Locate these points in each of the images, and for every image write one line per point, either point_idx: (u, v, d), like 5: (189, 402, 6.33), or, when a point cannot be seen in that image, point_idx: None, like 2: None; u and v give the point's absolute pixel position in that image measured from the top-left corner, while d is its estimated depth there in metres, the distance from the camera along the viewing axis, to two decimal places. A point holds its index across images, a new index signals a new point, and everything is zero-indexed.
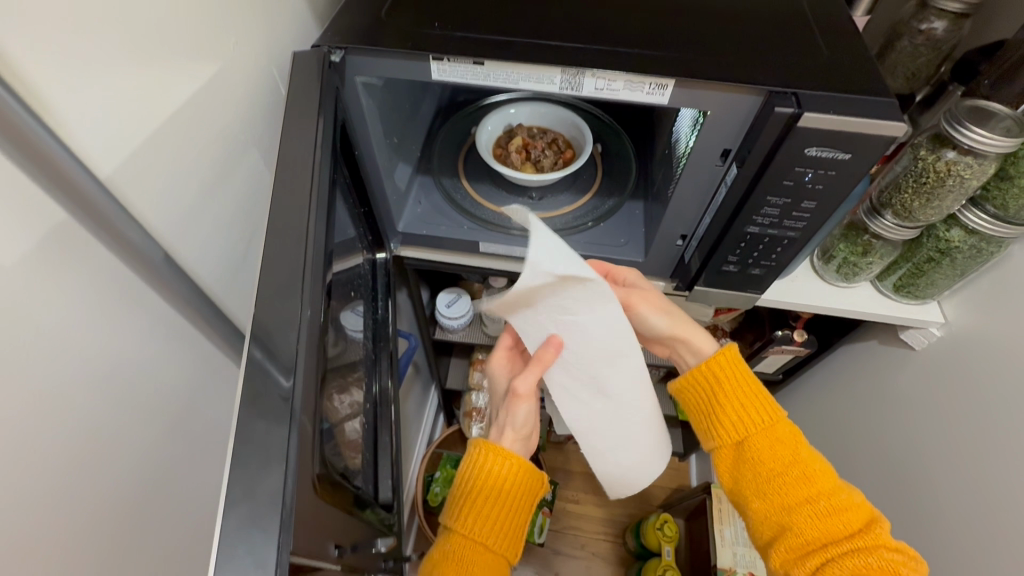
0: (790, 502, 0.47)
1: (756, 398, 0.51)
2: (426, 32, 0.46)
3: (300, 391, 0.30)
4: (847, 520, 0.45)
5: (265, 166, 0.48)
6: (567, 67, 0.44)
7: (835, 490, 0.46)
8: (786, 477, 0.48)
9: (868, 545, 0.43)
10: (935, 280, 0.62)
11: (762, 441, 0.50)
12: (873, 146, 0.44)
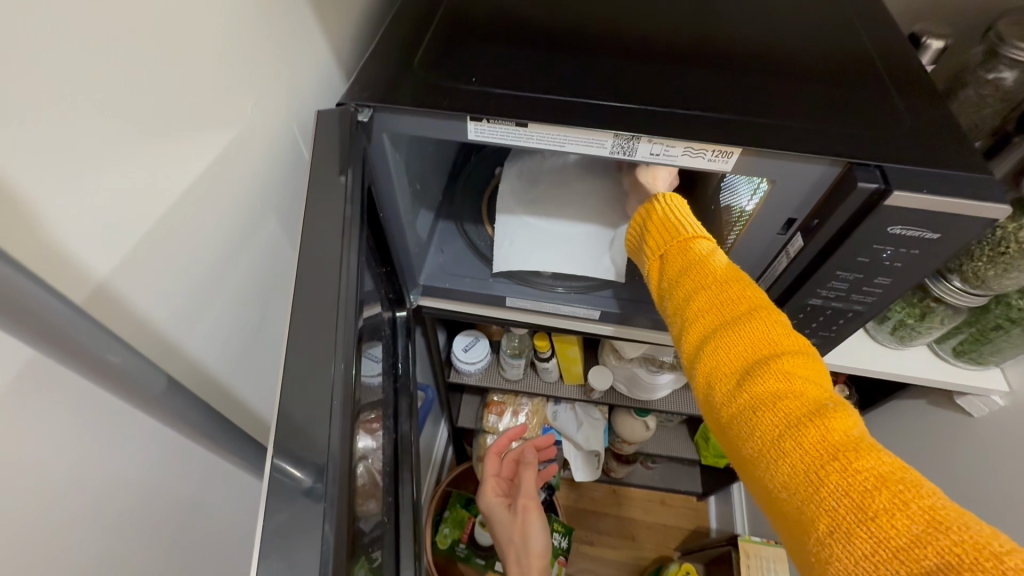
0: (704, 323, 0.38)
1: (672, 216, 0.46)
2: (461, 88, 0.43)
3: (333, 532, 0.26)
4: (773, 363, 0.33)
5: (282, 226, 0.45)
6: (620, 132, 0.40)
7: (759, 333, 0.36)
8: (704, 297, 0.39)
9: (801, 410, 0.31)
10: (1002, 348, 0.59)
11: (676, 249, 0.43)
12: (969, 227, 0.38)
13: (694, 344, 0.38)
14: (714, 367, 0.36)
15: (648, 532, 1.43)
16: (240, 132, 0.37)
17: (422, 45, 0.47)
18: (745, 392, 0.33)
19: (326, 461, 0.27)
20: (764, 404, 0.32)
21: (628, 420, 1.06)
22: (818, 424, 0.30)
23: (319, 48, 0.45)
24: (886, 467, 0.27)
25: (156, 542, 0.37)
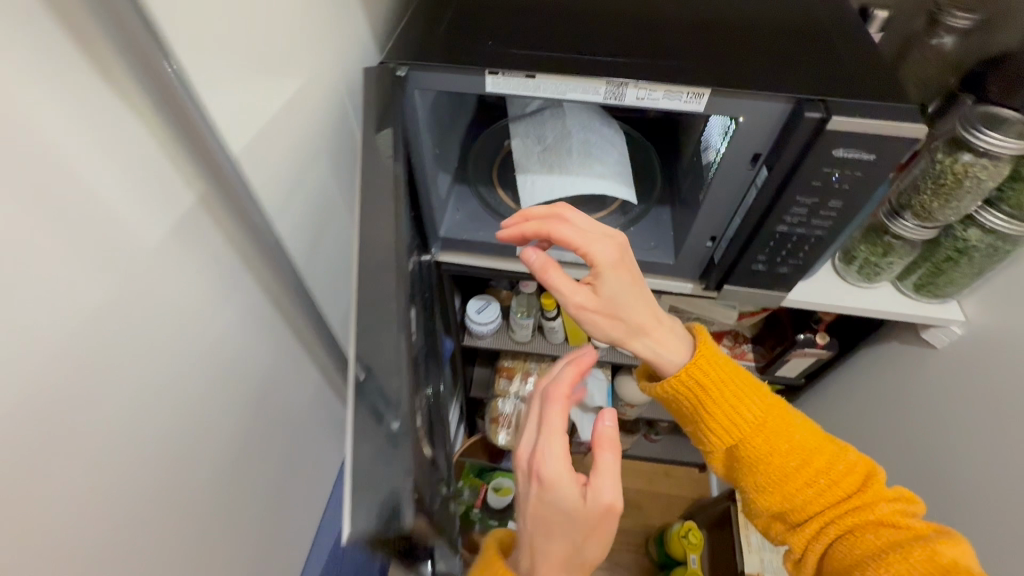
0: (811, 521, 0.52)
1: (724, 362, 0.58)
2: (479, 50, 0.51)
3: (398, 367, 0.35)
4: (852, 500, 0.51)
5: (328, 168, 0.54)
6: (610, 79, 0.48)
7: (844, 477, 0.52)
8: (796, 489, 0.53)
9: (897, 537, 0.48)
10: (955, 278, 0.68)
11: (757, 443, 0.54)
12: (897, 147, 0.47)
13: (793, 520, 0.54)
14: (814, 550, 0.52)
15: (653, 501, 1.50)
16: (302, 80, 0.46)
17: (445, 19, 0.56)
18: (852, 549, 0.50)
19: (394, 394, 0.35)
20: (857, 550, 0.49)
21: (630, 384, 1.14)
22: (879, 528, 0.49)
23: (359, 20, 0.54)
24: (896, 509, 0.50)
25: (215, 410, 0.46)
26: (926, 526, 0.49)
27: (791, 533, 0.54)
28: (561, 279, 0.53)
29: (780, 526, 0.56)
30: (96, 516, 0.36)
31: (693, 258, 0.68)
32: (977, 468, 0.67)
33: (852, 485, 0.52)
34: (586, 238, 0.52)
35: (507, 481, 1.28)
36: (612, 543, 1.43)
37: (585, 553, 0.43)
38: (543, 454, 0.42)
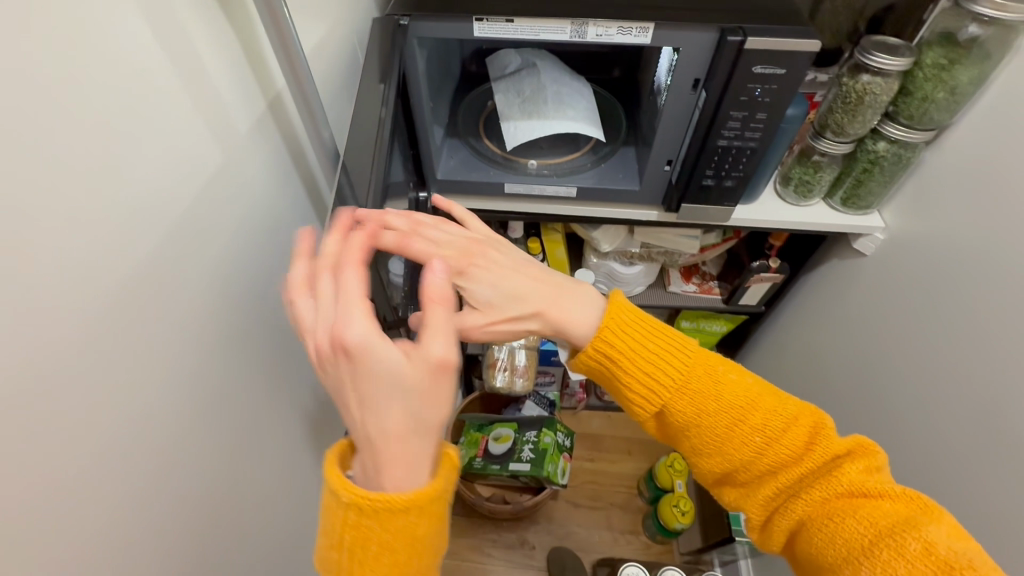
0: (760, 484, 0.53)
1: (646, 325, 0.56)
2: (463, 4, 0.63)
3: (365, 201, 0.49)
4: (806, 458, 0.50)
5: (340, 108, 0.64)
6: (574, 19, 0.60)
7: (792, 444, 0.51)
8: (740, 453, 0.52)
9: (827, 477, 0.49)
10: (872, 188, 0.81)
11: (685, 404, 0.54)
12: (800, 61, 0.59)
13: (743, 482, 0.54)
14: (776, 517, 0.53)
15: (641, 447, 1.61)
16: (325, 27, 0.57)
17: None
18: (812, 505, 0.50)
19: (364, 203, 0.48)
20: (834, 529, 0.47)
21: None
22: (851, 506, 0.48)
23: None
24: (855, 475, 0.49)
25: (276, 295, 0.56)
26: (900, 492, 0.48)
27: (744, 499, 0.54)
28: (438, 231, 0.54)
29: (731, 488, 0.55)
30: (208, 351, 0.46)
31: (654, 183, 0.80)
32: (911, 347, 0.81)
33: (800, 445, 0.50)
34: (431, 250, 0.52)
35: (506, 430, 1.38)
36: (607, 486, 1.54)
37: (416, 414, 0.38)
38: (342, 321, 0.36)
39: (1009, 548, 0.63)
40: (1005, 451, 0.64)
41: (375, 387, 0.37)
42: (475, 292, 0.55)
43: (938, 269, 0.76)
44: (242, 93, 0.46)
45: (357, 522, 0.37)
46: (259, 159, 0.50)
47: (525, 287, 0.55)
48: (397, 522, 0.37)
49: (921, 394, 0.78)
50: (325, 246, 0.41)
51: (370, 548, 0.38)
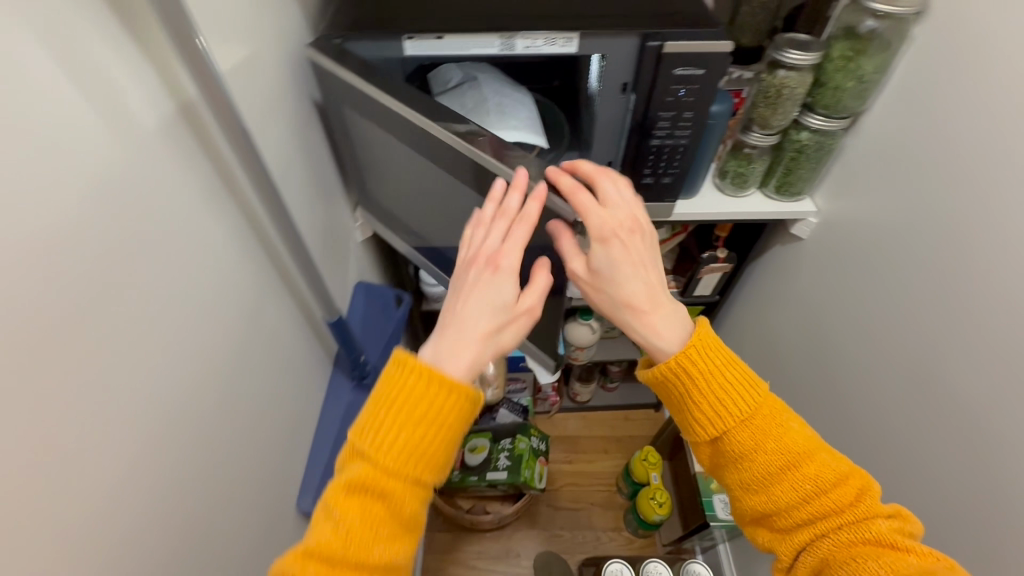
0: (793, 526, 0.52)
1: (722, 357, 0.54)
2: (390, 24, 0.65)
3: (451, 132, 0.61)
4: (840, 508, 0.50)
5: (277, 133, 0.64)
6: (502, 33, 0.62)
7: (828, 491, 0.50)
8: (779, 494, 0.52)
9: (873, 535, 0.49)
10: (801, 175, 0.85)
11: (745, 439, 0.53)
12: (717, 61, 0.63)
13: (774, 519, 0.53)
14: (803, 561, 0.52)
15: (617, 444, 1.63)
16: (252, 55, 0.58)
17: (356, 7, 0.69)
18: (845, 557, 0.49)
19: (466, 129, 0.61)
20: (856, 568, 0.47)
21: (577, 327, 1.30)
22: (875, 552, 0.48)
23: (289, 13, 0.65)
24: (887, 532, 0.49)
25: (226, 321, 0.56)
26: (926, 551, 0.47)
27: (774, 533, 0.54)
28: (594, 204, 0.54)
29: (766, 526, 0.55)
30: (145, 385, 0.45)
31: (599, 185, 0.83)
32: (857, 320, 0.86)
33: (836, 494, 0.50)
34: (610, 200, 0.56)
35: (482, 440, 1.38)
36: (587, 486, 1.55)
37: (502, 331, 0.49)
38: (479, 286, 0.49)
39: (954, 494, 0.70)
40: (941, 408, 0.71)
41: (478, 312, 0.48)
42: (598, 266, 0.55)
43: (870, 244, 0.82)
44: (175, 124, 0.47)
45: (400, 402, 0.44)
46: (199, 191, 0.51)
47: (628, 287, 0.55)
48: (431, 366, 0.45)
49: (870, 364, 0.83)
50: (511, 194, 0.55)
51: (394, 429, 0.43)
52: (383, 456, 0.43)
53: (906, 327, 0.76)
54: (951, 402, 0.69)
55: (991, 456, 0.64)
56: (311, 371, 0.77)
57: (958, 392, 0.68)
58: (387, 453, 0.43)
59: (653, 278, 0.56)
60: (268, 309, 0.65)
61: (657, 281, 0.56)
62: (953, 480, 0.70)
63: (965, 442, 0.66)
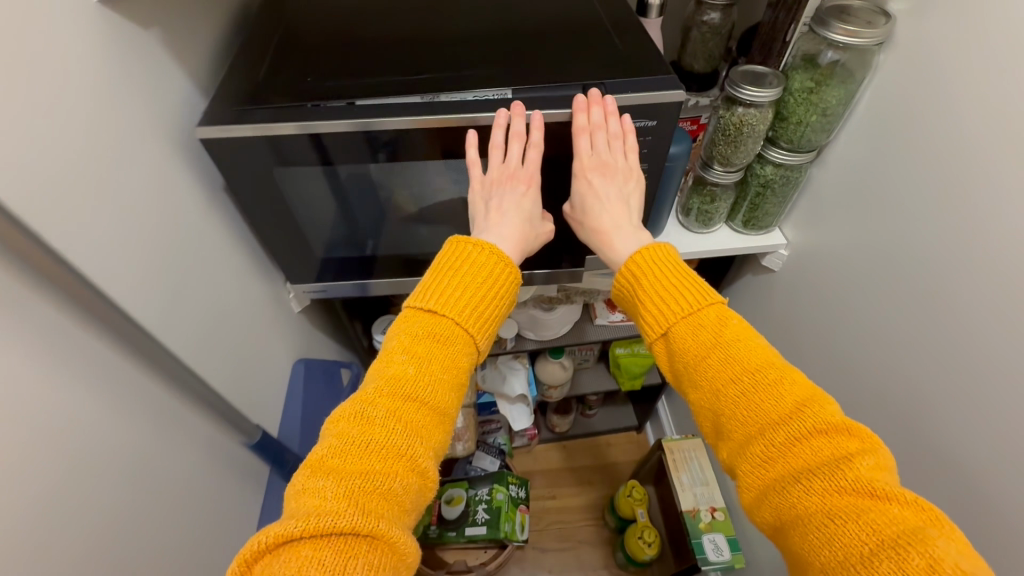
0: (757, 471, 0.46)
1: (681, 277, 0.54)
2: (301, 87, 0.58)
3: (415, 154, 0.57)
4: (811, 450, 0.43)
5: (175, 215, 0.55)
6: (427, 94, 0.56)
7: (790, 417, 0.45)
8: (740, 422, 0.47)
9: (832, 453, 0.43)
10: (768, 209, 0.79)
11: (693, 337, 0.51)
12: (668, 111, 0.57)
13: (740, 463, 0.47)
14: (768, 497, 0.45)
15: (600, 473, 1.55)
16: (133, 134, 0.49)
17: (263, 65, 0.61)
18: (815, 498, 0.42)
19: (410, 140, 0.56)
20: (833, 532, 0.40)
21: (548, 366, 1.22)
22: (855, 506, 0.40)
23: (184, 76, 0.57)
24: (868, 480, 0.41)
25: (125, 451, 0.48)
26: (907, 496, 0.40)
27: (741, 477, 0.48)
28: (601, 139, 0.56)
29: (727, 458, 0.50)
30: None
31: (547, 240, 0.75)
32: (831, 358, 0.80)
33: (797, 413, 0.45)
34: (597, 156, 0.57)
35: (458, 490, 1.27)
36: (572, 522, 1.47)
37: (527, 239, 0.61)
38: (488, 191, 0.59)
39: None
40: (922, 466, 0.65)
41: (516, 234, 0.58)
42: (582, 195, 0.61)
43: (838, 280, 0.76)
44: (34, 241, 0.38)
45: (431, 335, 0.50)
46: (56, 327, 0.41)
47: (606, 222, 0.59)
48: (460, 320, 0.51)
49: (851, 406, 0.77)
50: (511, 145, 0.56)
51: (427, 364, 0.48)
52: (416, 388, 0.47)
53: (880, 376, 0.70)
54: (933, 462, 0.63)
55: (978, 529, 0.58)
56: (248, 473, 0.67)
57: (940, 455, 0.63)
58: (421, 376, 0.48)
59: (625, 213, 0.59)
60: (186, 419, 0.56)
61: (628, 213, 0.59)
62: None
63: (952, 496, 0.61)
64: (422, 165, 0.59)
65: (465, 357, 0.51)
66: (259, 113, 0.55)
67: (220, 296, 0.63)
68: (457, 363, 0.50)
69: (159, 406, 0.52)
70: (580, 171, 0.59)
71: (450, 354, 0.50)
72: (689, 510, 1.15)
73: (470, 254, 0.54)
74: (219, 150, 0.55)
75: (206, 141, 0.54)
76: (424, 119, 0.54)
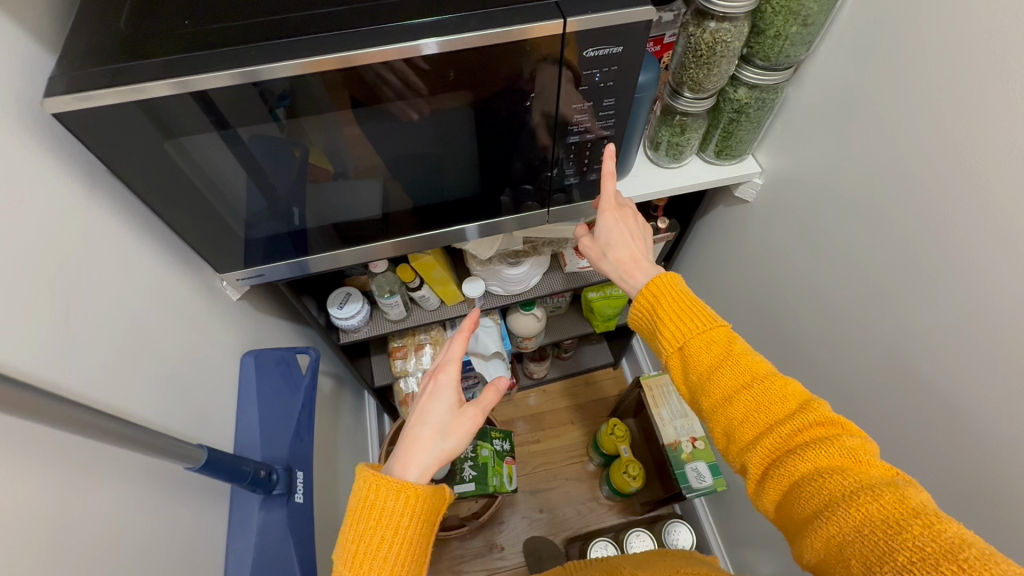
0: (756, 449, 0.48)
1: (684, 294, 0.55)
2: (178, 33, 0.46)
3: (326, 95, 0.48)
4: (800, 427, 0.46)
5: (43, 207, 0.44)
6: (346, 30, 0.46)
7: (783, 400, 0.47)
8: (740, 413, 0.49)
9: (825, 430, 0.45)
10: (742, 136, 0.73)
11: (701, 345, 0.52)
12: (636, 32, 0.49)
13: (740, 449, 0.49)
14: (768, 473, 0.47)
15: (582, 412, 1.55)
16: None
17: (126, 8, 0.48)
18: (805, 464, 0.45)
19: (320, 85, 0.47)
20: (821, 485, 0.43)
21: (521, 318, 1.17)
22: (841, 465, 0.43)
23: (18, 29, 0.44)
24: (854, 448, 0.44)
25: (48, 503, 0.40)
26: (886, 467, 0.43)
27: (742, 463, 0.49)
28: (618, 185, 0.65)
29: (730, 456, 0.51)
30: None
31: (501, 194, 0.67)
32: (811, 288, 0.78)
33: (793, 406, 0.47)
34: (622, 240, 0.63)
35: None
36: (558, 463, 1.48)
37: (441, 442, 0.52)
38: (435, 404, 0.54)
39: (928, 479, 0.65)
40: (907, 392, 0.65)
41: (419, 421, 0.52)
42: (598, 235, 0.65)
43: (816, 207, 0.72)
44: None
45: (374, 504, 0.47)
46: None
47: (622, 253, 0.63)
48: (398, 488, 0.48)
49: (833, 334, 0.76)
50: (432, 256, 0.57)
51: (377, 533, 0.47)
52: (369, 549, 0.47)
53: (864, 303, 0.68)
54: (920, 387, 0.63)
55: (967, 447, 0.59)
56: (203, 485, 0.61)
57: (926, 381, 0.62)
58: None
59: (640, 249, 0.63)
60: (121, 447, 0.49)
61: (643, 249, 0.63)
62: (922, 467, 0.66)
63: (942, 416, 0.61)
64: (329, 118, 0.50)
65: (419, 522, 0.48)
66: (130, 73, 0.43)
67: (130, 300, 0.54)
68: (407, 525, 0.48)
69: (84, 442, 0.44)
70: (600, 210, 0.64)
71: (395, 520, 0.47)
72: (671, 443, 1.19)
73: (386, 482, 0.48)
74: (86, 123, 0.44)
75: (67, 116, 0.43)
76: (315, 59, 0.44)
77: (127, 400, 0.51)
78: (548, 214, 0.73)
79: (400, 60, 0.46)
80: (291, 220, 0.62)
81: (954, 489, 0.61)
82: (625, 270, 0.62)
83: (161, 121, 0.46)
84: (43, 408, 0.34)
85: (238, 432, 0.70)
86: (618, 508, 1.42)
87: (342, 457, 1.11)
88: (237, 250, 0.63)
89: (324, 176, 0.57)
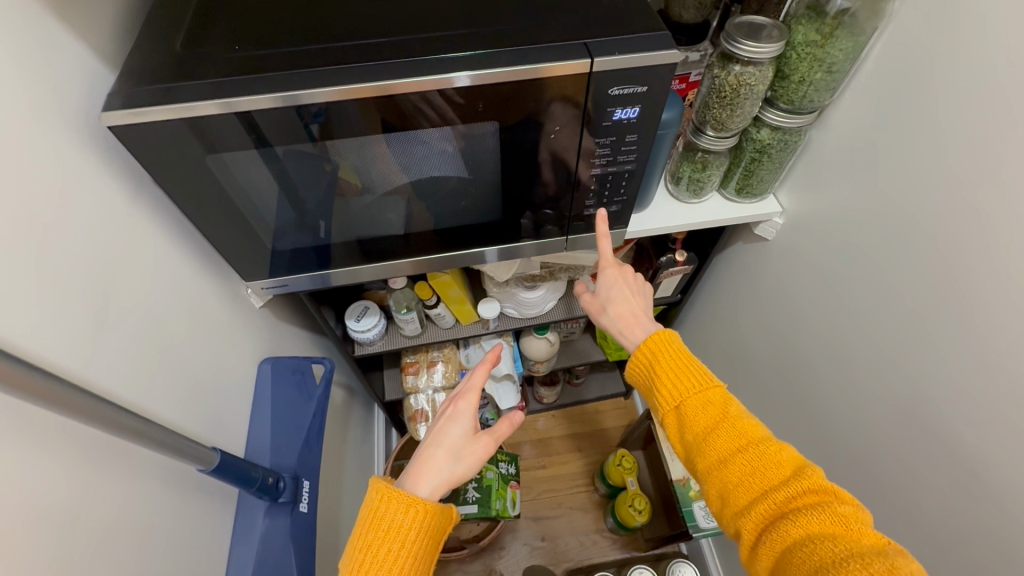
0: (749, 514, 0.47)
1: (681, 352, 0.56)
2: (228, 56, 0.49)
3: (360, 118, 0.50)
4: (793, 494, 0.45)
5: (90, 213, 0.47)
6: (383, 61, 0.48)
7: (777, 465, 0.47)
8: (734, 475, 0.48)
9: (818, 496, 0.44)
10: (763, 176, 0.74)
11: (696, 405, 0.52)
12: (659, 75, 0.51)
13: (734, 513, 0.49)
14: (762, 538, 0.46)
15: (589, 440, 1.53)
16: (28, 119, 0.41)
17: (182, 32, 0.52)
18: (798, 529, 0.44)
19: (354, 110, 0.49)
20: (812, 551, 0.42)
21: (533, 341, 1.17)
22: (832, 531, 0.42)
23: (84, 48, 0.48)
24: (847, 516, 0.43)
25: (68, 500, 0.42)
26: (878, 535, 0.43)
27: (736, 528, 0.49)
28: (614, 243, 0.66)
29: (725, 520, 0.50)
30: None
31: (521, 220, 0.68)
32: (823, 331, 0.77)
33: (787, 471, 0.47)
34: (619, 298, 0.65)
35: None
36: (563, 491, 1.45)
37: (453, 463, 0.52)
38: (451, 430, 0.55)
39: (935, 539, 0.63)
40: (917, 445, 0.63)
41: (434, 441, 0.53)
42: (598, 290, 0.67)
43: (832, 249, 0.72)
44: None
45: (385, 514, 0.48)
46: None
47: (621, 307, 0.65)
48: (408, 502, 0.48)
49: (843, 380, 0.75)
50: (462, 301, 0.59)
51: (385, 545, 0.47)
52: (375, 559, 0.47)
53: (876, 350, 0.68)
54: (928, 442, 0.62)
55: (973, 509, 0.57)
56: (211, 488, 0.62)
57: (936, 435, 0.60)
58: None
59: (639, 304, 0.65)
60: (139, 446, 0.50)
61: (641, 303, 0.65)
62: (929, 524, 0.64)
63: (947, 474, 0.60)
64: (363, 140, 0.53)
65: (425, 538, 0.49)
66: (180, 92, 0.46)
67: (160, 304, 0.56)
68: (414, 539, 0.48)
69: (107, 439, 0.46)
70: (600, 266, 0.67)
71: (403, 534, 0.48)
72: (679, 479, 1.16)
73: (398, 494, 0.48)
74: (137, 137, 0.47)
75: (119, 130, 0.46)
76: (352, 86, 0.46)
77: (149, 399, 0.53)
78: (567, 242, 0.74)
79: (433, 91, 0.48)
80: (317, 233, 0.64)
81: (962, 550, 0.60)
82: (622, 324, 0.64)
83: (205, 137, 0.49)
84: (74, 406, 0.37)
85: (249, 436, 0.71)
86: (620, 542, 1.38)
87: (347, 469, 1.11)
88: (263, 258, 0.66)
89: (352, 190, 0.60)
